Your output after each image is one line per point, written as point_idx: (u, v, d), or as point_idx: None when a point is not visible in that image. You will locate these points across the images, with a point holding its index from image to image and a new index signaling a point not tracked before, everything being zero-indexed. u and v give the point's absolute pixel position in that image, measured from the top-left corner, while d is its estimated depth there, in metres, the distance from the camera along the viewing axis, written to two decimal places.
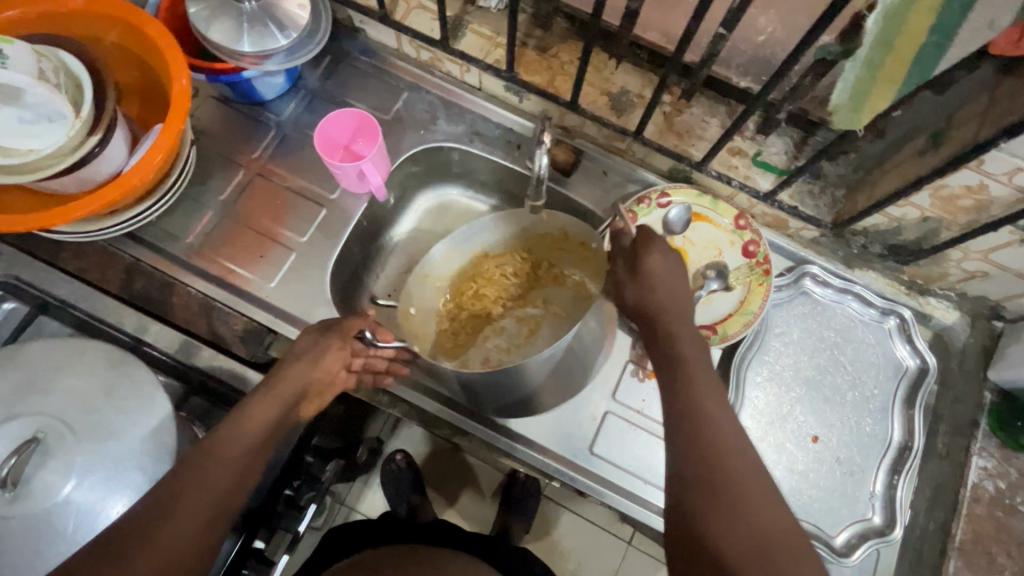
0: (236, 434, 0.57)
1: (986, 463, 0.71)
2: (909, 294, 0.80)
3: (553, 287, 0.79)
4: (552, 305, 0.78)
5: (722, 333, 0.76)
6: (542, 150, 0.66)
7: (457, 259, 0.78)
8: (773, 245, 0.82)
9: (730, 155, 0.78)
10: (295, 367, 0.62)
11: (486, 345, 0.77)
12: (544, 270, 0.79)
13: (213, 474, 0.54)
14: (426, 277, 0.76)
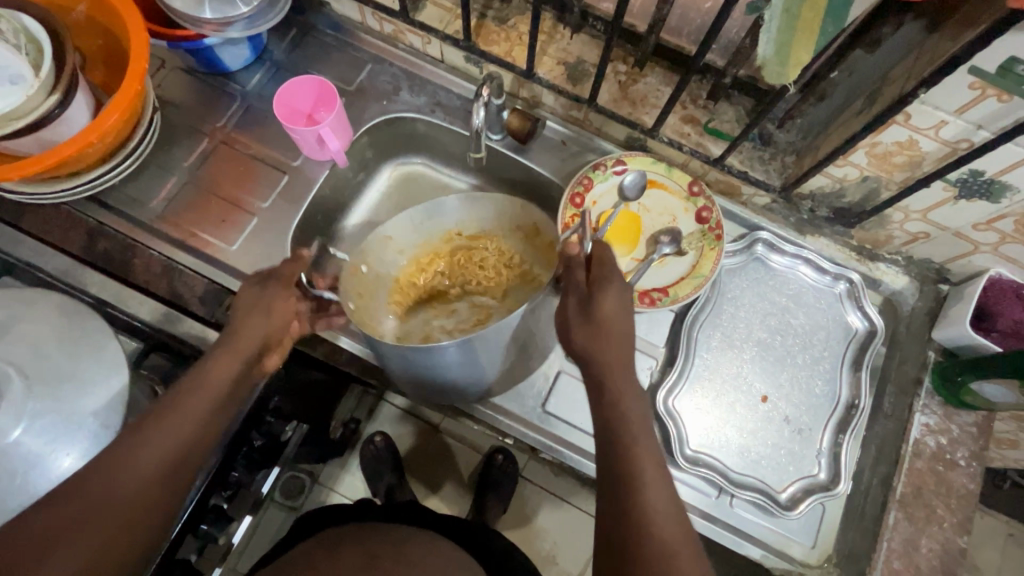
0: (195, 393, 0.57)
1: (928, 419, 0.73)
2: (859, 259, 0.81)
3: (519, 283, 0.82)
4: (509, 301, 0.82)
5: (674, 295, 0.78)
6: (479, 103, 0.68)
7: (423, 232, 0.81)
8: (727, 213, 0.84)
9: (682, 122, 0.79)
10: (250, 324, 0.62)
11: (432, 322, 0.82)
12: (514, 265, 0.83)
13: (171, 434, 0.54)
14: (388, 241, 0.78)
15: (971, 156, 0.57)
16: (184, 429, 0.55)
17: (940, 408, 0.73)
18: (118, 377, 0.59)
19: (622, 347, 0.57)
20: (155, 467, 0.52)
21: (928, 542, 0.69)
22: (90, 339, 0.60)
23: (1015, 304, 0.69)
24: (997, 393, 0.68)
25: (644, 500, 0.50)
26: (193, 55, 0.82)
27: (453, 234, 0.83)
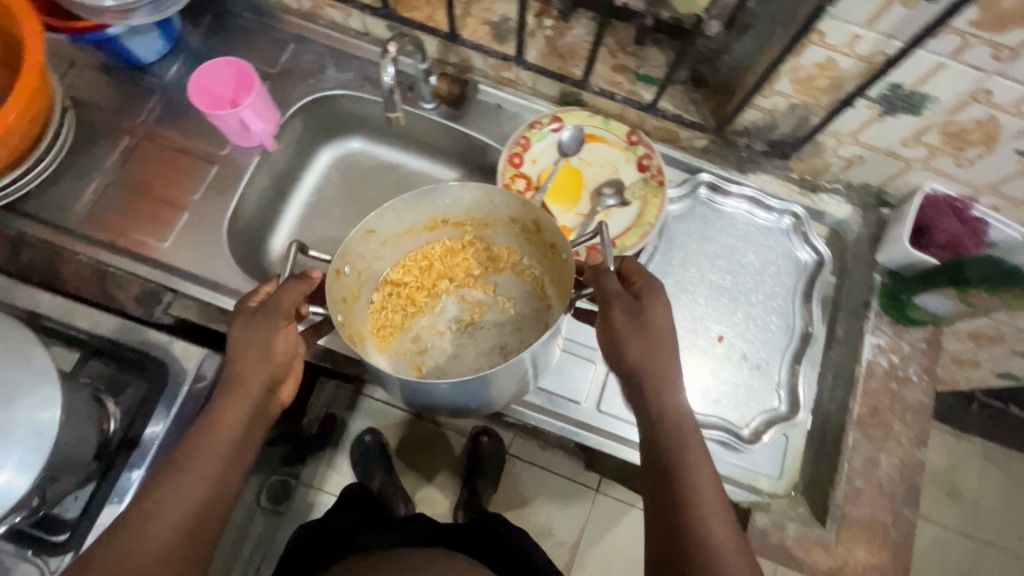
0: (214, 439, 0.60)
1: (878, 340, 0.74)
2: (802, 192, 0.81)
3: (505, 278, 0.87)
4: (501, 295, 0.86)
5: (621, 246, 0.77)
6: (388, 61, 0.70)
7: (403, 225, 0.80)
8: (668, 159, 0.83)
9: (612, 72, 0.78)
10: (261, 357, 0.63)
11: (418, 324, 0.85)
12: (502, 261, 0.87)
13: (197, 488, 0.57)
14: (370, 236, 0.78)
15: (887, 69, 0.57)
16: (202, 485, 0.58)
17: (888, 328, 0.75)
18: (49, 386, 0.57)
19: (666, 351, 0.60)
20: (189, 522, 0.56)
21: (887, 458, 0.70)
22: (11, 349, 0.58)
23: (950, 217, 0.70)
24: (938, 304, 0.70)
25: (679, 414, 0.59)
26: (102, 49, 0.78)
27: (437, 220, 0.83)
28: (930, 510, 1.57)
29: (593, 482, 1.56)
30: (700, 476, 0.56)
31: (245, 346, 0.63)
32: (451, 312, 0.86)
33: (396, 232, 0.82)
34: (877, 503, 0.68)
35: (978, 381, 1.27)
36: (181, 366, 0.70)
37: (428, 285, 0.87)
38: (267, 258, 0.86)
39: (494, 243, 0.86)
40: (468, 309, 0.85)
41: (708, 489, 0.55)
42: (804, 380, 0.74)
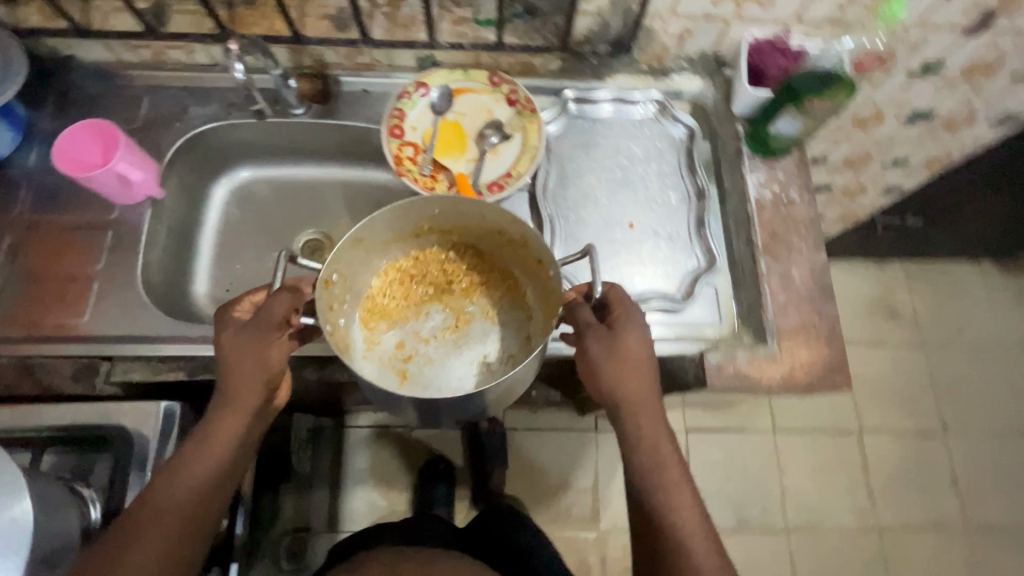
0: (208, 450, 0.63)
1: (758, 176, 0.83)
2: (656, 79, 0.90)
3: (498, 292, 0.86)
4: (493, 313, 0.85)
5: (516, 174, 0.83)
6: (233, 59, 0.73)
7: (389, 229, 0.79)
8: (534, 89, 0.90)
9: (456, 25, 0.83)
10: (257, 367, 0.63)
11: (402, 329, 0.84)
12: (496, 276, 0.86)
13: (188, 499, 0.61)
14: (357, 244, 0.76)
15: None
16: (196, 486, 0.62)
17: (761, 164, 0.84)
18: (7, 477, 0.56)
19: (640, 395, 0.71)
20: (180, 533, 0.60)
21: (798, 269, 0.79)
22: None
23: (772, 54, 0.81)
24: (788, 126, 0.79)
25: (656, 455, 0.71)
26: None
27: (424, 230, 0.82)
28: (865, 338, 1.81)
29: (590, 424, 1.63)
30: (673, 485, 0.70)
31: (239, 353, 0.63)
32: (435, 320, 0.85)
33: (383, 238, 0.80)
34: (803, 308, 0.77)
35: (870, 206, 1.43)
36: (142, 427, 0.70)
37: (416, 297, 0.86)
38: (195, 304, 0.86)
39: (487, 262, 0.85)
40: (456, 317, 0.84)
41: (682, 500, 0.69)
42: (711, 233, 0.83)
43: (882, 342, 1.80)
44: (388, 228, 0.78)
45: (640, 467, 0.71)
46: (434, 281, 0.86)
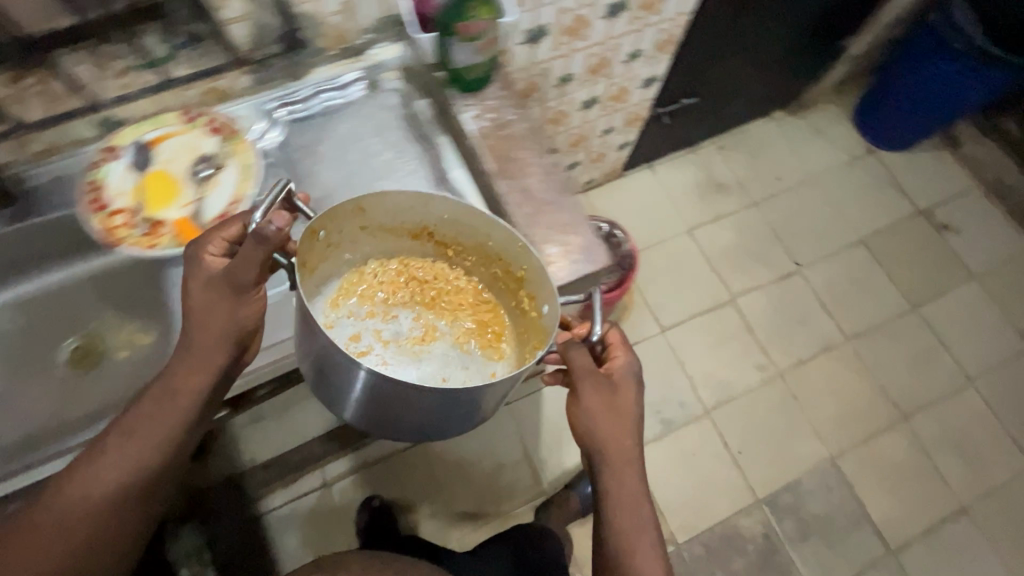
0: (170, 402, 0.73)
1: (470, 114, 0.88)
2: (355, 60, 0.91)
3: (470, 322, 0.94)
4: (463, 336, 0.94)
5: (241, 198, 0.81)
6: None
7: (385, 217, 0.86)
8: (237, 111, 0.88)
9: (116, 77, 0.80)
10: (218, 326, 0.71)
11: (364, 322, 0.92)
12: (495, 288, 0.94)
13: (113, 476, 0.71)
14: (355, 214, 0.82)
15: None
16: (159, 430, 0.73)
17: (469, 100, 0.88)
18: None
19: (619, 433, 0.81)
20: (105, 506, 0.71)
21: None
22: None
23: None
24: (463, 54, 0.83)
25: (632, 486, 0.82)
26: None
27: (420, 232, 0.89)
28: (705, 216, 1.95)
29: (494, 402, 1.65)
30: (632, 515, 0.82)
31: (205, 311, 0.71)
32: (403, 326, 0.93)
33: (380, 219, 0.86)
34: None
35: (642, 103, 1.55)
36: None
37: (412, 291, 0.95)
38: None
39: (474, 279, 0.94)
40: (423, 330, 0.93)
41: (626, 527, 0.81)
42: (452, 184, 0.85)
43: (720, 215, 1.95)
44: (391, 215, 0.86)
45: (614, 496, 0.82)
46: (416, 290, 0.96)
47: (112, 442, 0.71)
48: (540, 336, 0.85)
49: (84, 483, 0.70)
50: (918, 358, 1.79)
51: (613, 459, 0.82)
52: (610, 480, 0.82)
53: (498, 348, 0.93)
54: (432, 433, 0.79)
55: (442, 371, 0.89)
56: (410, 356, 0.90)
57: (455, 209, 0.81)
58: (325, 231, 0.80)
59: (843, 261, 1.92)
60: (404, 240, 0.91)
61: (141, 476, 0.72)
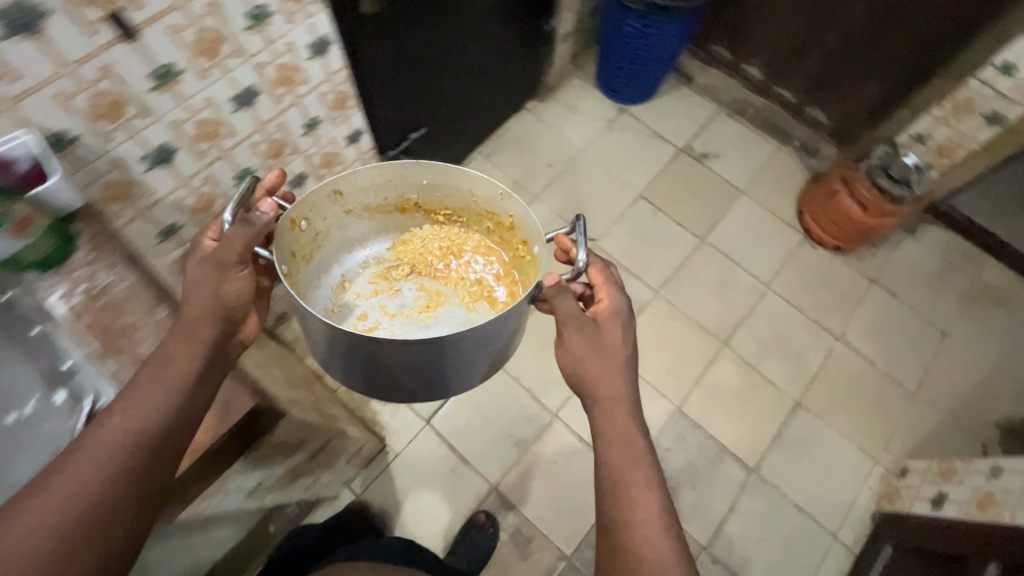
0: (105, 441, 0.74)
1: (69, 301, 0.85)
2: None
3: (473, 266, 1.33)
4: (480, 275, 1.32)
5: None
6: None
7: (367, 187, 1.18)
8: None
9: None
10: (205, 308, 0.87)
11: (399, 292, 1.30)
12: (493, 237, 1.29)
13: (95, 477, 0.72)
14: (339, 199, 1.17)
15: None
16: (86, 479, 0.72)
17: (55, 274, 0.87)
18: None
19: (627, 408, 0.99)
20: (106, 485, 0.72)
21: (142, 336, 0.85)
22: None
23: None
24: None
25: (610, 426, 0.98)
26: None
27: (410, 201, 1.27)
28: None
29: (347, 497, 1.59)
30: (635, 483, 0.93)
31: (178, 351, 0.82)
32: (408, 298, 1.30)
33: (365, 204, 1.24)
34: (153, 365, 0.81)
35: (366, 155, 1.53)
36: None
37: (412, 262, 1.34)
38: None
39: (476, 233, 1.31)
40: (427, 299, 1.29)
41: (647, 508, 0.91)
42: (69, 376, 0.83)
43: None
44: (336, 213, 1.21)
45: (608, 446, 0.96)
46: (428, 252, 1.34)
47: (85, 441, 0.74)
48: (521, 252, 1.20)
49: (69, 479, 0.71)
50: (719, 283, 1.92)
51: (598, 403, 1.00)
52: (604, 429, 0.98)
53: (495, 308, 1.27)
54: (431, 395, 1.06)
55: (447, 328, 1.26)
56: (419, 321, 1.26)
57: (436, 176, 1.18)
58: (304, 223, 1.14)
59: (629, 220, 2.01)
60: (397, 215, 1.31)
61: (77, 517, 0.70)
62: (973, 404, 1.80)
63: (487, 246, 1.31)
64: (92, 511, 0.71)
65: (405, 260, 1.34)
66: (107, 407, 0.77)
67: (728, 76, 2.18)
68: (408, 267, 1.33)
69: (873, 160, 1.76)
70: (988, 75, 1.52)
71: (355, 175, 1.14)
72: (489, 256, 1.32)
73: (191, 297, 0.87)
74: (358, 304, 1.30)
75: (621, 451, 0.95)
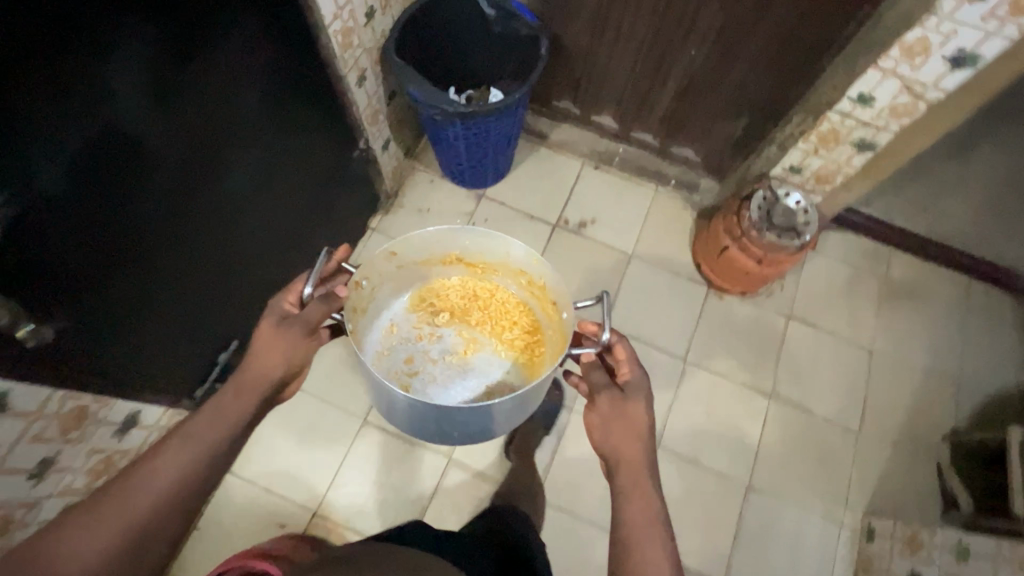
0: (190, 441, 0.82)
1: None
2: None
3: (505, 324, 1.41)
4: (511, 326, 1.40)
5: None
6: None
7: (427, 238, 1.26)
8: None
9: None
10: (278, 354, 0.98)
11: (439, 342, 1.41)
12: (523, 300, 1.40)
13: (155, 496, 0.77)
14: (395, 252, 1.25)
15: None
16: (163, 489, 0.78)
17: None
18: None
19: (646, 477, 0.98)
20: (176, 492, 0.78)
21: None
22: None
23: None
24: None
25: (631, 487, 0.97)
26: None
27: (451, 258, 1.35)
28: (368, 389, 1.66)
29: None
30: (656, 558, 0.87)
31: (267, 346, 0.98)
32: (447, 342, 1.41)
33: (412, 257, 1.31)
34: None
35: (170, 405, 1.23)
36: None
37: (450, 308, 1.42)
38: None
39: (508, 287, 1.40)
40: (465, 344, 1.40)
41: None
42: None
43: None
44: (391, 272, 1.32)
45: (628, 512, 0.93)
46: (460, 300, 1.43)
47: (152, 454, 0.80)
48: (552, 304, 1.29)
49: (128, 507, 0.74)
50: None
51: (624, 475, 0.99)
52: (625, 484, 0.98)
53: (527, 357, 1.38)
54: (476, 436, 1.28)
55: (486, 378, 1.37)
56: (456, 366, 1.38)
57: (473, 239, 1.27)
58: (367, 279, 1.23)
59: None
60: (438, 267, 1.38)
61: (149, 525, 0.75)
62: (916, 425, 1.70)
63: (518, 301, 1.40)
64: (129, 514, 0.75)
65: (441, 305, 1.42)
66: (160, 441, 0.81)
67: (582, 129, 1.94)
68: (447, 310, 1.42)
69: (753, 214, 1.57)
70: (846, 108, 1.33)
71: (410, 239, 1.24)
72: (518, 309, 1.41)
73: (262, 356, 0.98)
74: (401, 349, 1.40)
75: (640, 517, 0.92)
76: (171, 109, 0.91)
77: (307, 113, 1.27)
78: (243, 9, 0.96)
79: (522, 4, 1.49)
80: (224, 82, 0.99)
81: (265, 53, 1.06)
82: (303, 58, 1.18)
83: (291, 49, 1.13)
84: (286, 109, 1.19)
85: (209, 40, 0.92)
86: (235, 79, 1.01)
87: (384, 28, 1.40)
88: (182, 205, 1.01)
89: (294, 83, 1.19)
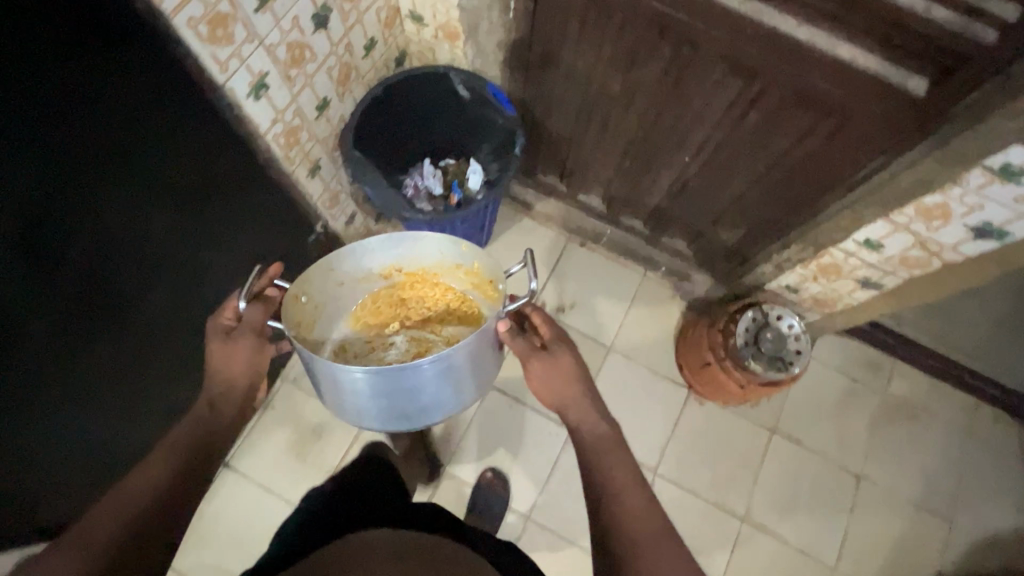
0: (171, 455, 0.83)
1: None
2: None
3: (459, 329, 1.18)
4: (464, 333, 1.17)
5: None
6: None
7: (357, 255, 1.09)
8: None
9: None
10: (239, 362, 0.95)
11: (390, 356, 1.18)
12: (471, 299, 1.17)
13: (149, 488, 0.78)
14: (329, 272, 1.08)
15: None
16: (150, 484, 0.78)
17: None
18: None
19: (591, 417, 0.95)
20: (165, 490, 0.79)
21: None
22: None
23: None
24: None
25: (581, 439, 0.92)
26: None
27: (392, 270, 1.17)
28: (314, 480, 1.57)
29: None
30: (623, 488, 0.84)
31: (224, 359, 0.95)
32: (399, 350, 1.18)
33: (350, 274, 1.13)
34: None
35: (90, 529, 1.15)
36: None
37: (398, 319, 1.21)
38: None
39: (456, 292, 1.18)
40: (419, 349, 1.16)
41: (633, 499, 0.83)
42: None
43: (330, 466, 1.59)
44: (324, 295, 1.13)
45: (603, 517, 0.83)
46: (407, 311, 1.21)
47: (139, 464, 0.81)
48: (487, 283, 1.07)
49: (121, 497, 0.76)
50: None
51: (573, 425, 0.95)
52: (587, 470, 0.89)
53: None
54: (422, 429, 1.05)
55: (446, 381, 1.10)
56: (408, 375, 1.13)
57: (400, 243, 1.10)
58: (304, 295, 1.05)
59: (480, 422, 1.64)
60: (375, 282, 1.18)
61: (135, 521, 0.75)
62: (898, 563, 1.58)
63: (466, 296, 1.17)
64: (115, 509, 0.75)
65: (389, 315, 1.21)
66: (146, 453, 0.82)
67: (569, 206, 1.78)
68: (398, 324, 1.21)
69: (740, 338, 1.42)
70: (852, 248, 1.17)
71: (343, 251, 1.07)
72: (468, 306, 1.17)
73: (223, 370, 0.95)
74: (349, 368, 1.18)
75: (610, 499, 0.83)
76: (62, 245, 0.76)
77: (246, 208, 1.13)
78: (153, 136, 0.82)
79: (501, 87, 1.34)
80: (137, 203, 0.85)
81: (192, 165, 0.91)
82: (240, 155, 1.03)
83: (226, 151, 0.99)
84: (221, 214, 1.05)
85: (114, 165, 0.78)
86: (153, 197, 0.87)
87: (342, 113, 1.26)
88: (71, 357, 0.87)
89: (231, 182, 1.04)
